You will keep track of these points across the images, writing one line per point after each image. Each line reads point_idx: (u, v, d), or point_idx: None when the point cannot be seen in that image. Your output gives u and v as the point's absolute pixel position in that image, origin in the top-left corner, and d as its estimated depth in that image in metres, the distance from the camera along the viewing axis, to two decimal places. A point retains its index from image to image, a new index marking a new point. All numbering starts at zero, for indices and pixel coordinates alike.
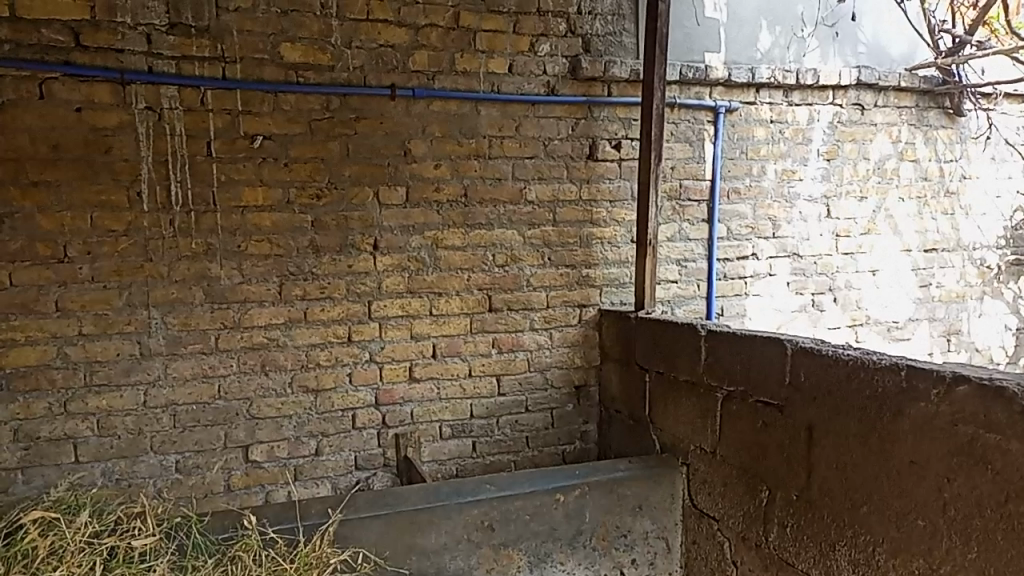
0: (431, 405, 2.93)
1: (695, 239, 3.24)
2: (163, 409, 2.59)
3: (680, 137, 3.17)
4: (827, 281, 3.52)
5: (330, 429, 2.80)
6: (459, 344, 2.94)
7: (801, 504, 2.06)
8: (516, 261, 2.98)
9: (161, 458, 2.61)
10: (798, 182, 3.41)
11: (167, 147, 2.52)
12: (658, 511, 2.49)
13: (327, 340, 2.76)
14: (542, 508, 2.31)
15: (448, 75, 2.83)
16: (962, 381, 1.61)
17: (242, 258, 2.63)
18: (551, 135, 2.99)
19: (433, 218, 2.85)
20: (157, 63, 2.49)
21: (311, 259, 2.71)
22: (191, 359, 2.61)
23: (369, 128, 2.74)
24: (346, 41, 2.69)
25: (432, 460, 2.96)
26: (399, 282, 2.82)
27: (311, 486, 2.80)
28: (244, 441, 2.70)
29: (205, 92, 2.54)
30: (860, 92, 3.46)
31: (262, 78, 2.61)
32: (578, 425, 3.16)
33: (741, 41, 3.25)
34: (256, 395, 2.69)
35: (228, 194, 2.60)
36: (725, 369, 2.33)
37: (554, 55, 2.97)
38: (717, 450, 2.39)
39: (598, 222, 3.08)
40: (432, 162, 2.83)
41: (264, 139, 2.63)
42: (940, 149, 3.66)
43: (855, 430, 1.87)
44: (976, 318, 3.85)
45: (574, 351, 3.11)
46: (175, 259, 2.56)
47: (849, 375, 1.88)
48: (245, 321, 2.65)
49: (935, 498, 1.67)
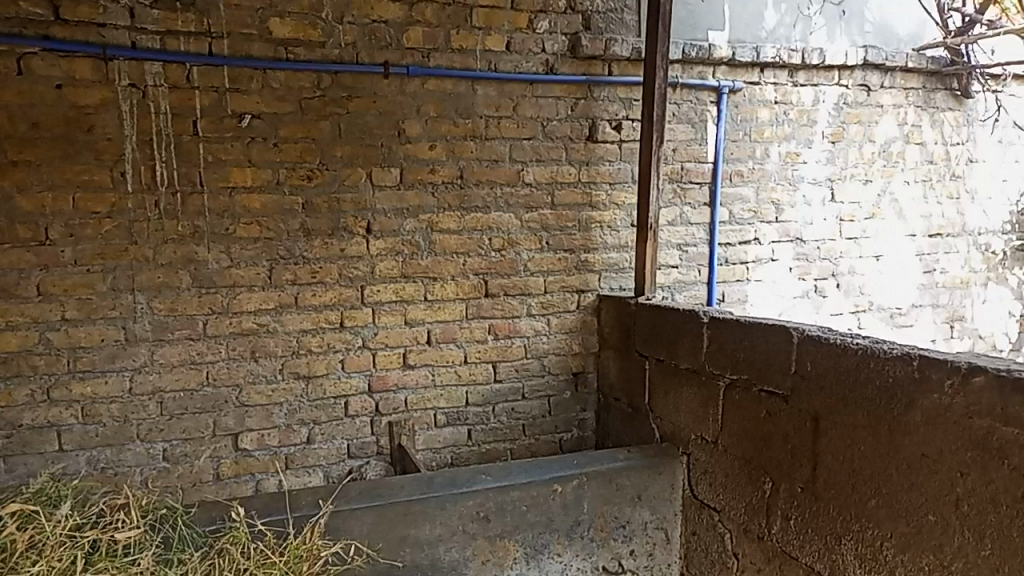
0: (425, 392, 2.86)
1: (696, 223, 3.16)
2: (150, 396, 2.52)
3: (682, 117, 3.08)
4: (830, 266, 3.45)
5: (322, 417, 2.74)
6: (454, 330, 2.87)
7: (806, 496, 2.00)
8: (513, 246, 2.90)
9: (148, 447, 2.54)
10: (802, 164, 3.33)
11: (152, 126, 2.43)
12: (658, 501, 2.44)
13: (318, 326, 2.68)
14: (538, 499, 2.25)
15: (443, 53, 2.74)
16: (978, 372, 1.54)
17: (230, 242, 2.55)
18: (549, 116, 2.90)
19: (428, 200, 2.77)
20: (140, 38, 2.39)
21: (302, 242, 2.63)
22: (178, 345, 2.53)
23: (362, 107, 2.65)
24: (338, 16, 2.59)
25: (427, 448, 2.90)
26: (393, 266, 2.75)
27: (302, 475, 2.74)
28: (233, 429, 2.63)
29: (191, 69, 2.45)
30: (867, 73, 3.38)
31: (251, 54, 2.51)
32: (576, 412, 3.10)
33: (746, 19, 3.15)
34: (245, 382, 2.62)
35: (216, 175, 2.51)
36: (728, 358, 2.26)
37: (552, 32, 2.87)
38: (718, 440, 2.33)
39: (597, 205, 3.01)
40: (426, 143, 2.75)
41: (252, 118, 2.53)
42: (947, 131, 3.58)
43: (863, 421, 1.81)
44: (981, 304, 3.79)
45: (572, 337, 3.04)
46: (161, 242, 2.48)
47: (858, 364, 1.82)
48: (234, 305, 2.58)
49: (947, 493, 1.62)
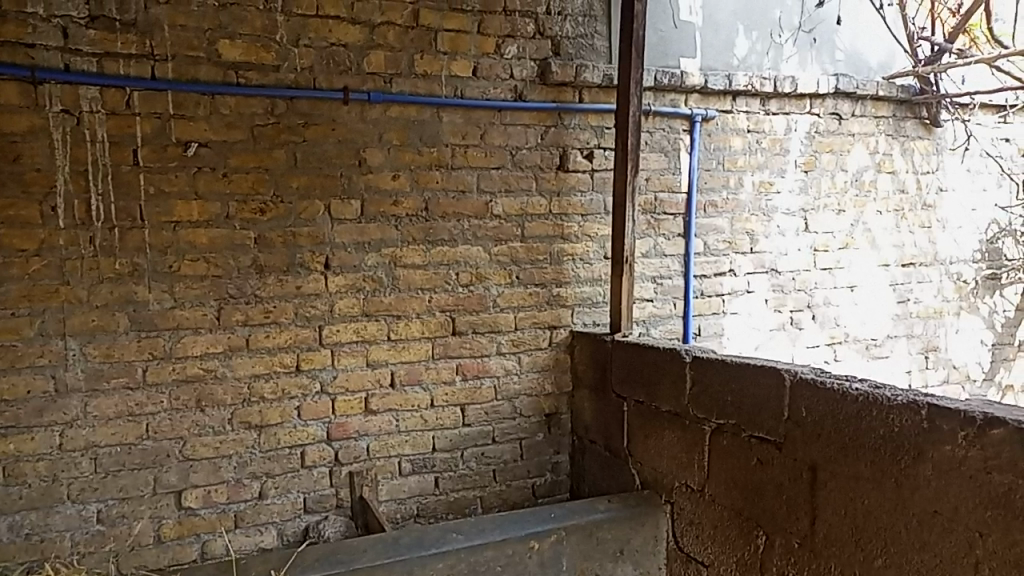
0: (389, 439, 2.66)
1: (671, 255, 3.05)
2: (82, 452, 2.28)
3: (654, 146, 2.98)
4: (805, 298, 3.37)
5: (276, 469, 2.51)
6: (419, 371, 2.68)
7: (804, 553, 1.84)
8: (481, 280, 2.74)
9: (80, 509, 2.29)
10: (775, 194, 3.25)
11: (87, 155, 2.22)
12: (641, 555, 2.28)
13: (271, 370, 2.48)
14: (514, 559, 2.07)
15: (406, 78, 2.59)
16: (997, 424, 1.40)
17: (174, 280, 2.34)
18: (518, 144, 2.77)
19: (391, 233, 2.59)
20: (75, 60, 2.19)
21: (254, 280, 2.43)
22: (115, 395, 2.30)
23: (319, 135, 2.48)
24: (293, 39, 2.43)
25: (391, 499, 2.68)
26: (353, 304, 2.56)
27: (254, 534, 2.50)
28: (177, 485, 2.39)
29: (131, 94, 2.25)
30: (838, 101, 3.33)
31: (197, 78, 2.33)
32: (549, 456, 2.92)
33: (717, 46, 3.08)
34: (190, 434, 2.39)
35: (158, 208, 2.31)
36: (714, 401, 2.12)
37: (521, 57, 2.75)
38: (705, 488, 2.18)
39: (569, 237, 2.87)
40: (389, 172, 2.58)
41: (199, 147, 2.34)
42: (917, 160, 3.55)
43: (867, 473, 1.67)
44: (953, 334, 3.75)
45: (544, 376, 2.88)
46: (96, 282, 2.25)
47: (859, 411, 1.68)
48: (178, 350, 2.36)
49: (965, 555, 1.46)
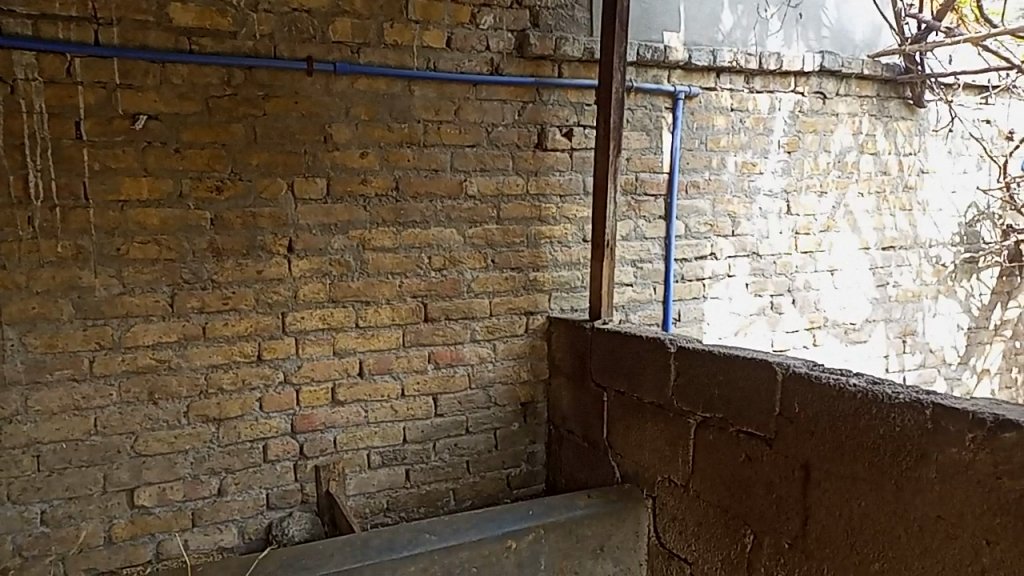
0: (358, 430, 2.53)
1: (651, 238, 2.94)
2: (24, 449, 2.11)
3: (636, 124, 2.86)
4: (786, 282, 3.29)
5: (236, 464, 2.37)
6: (390, 360, 2.55)
7: (795, 555, 1.77)
8: (455, 264, 2.60)
9: (22, 510, 2.12)
10: (758, 175, 3.16)
11: (23, 127, 2.03)
12: (621, 552, 2.19)
13: (231, 360, 2.32)
14: (490, 559, 1.97)
15: (375, 49, 2.42)
16: (1009, 427, 1.32)
17: (123, 264, 2.16)
18: (494, 121, 2.62)
19: (359, 214, 2.44)
20: (7, 22, 1.98)
21: (210, 264, 2.26)
22: (59, 389, 2.13)
23: (282, 109, 2.31)
24: (251, 3, 2.25)
25: (360, 493, 2.56)
26: (319, 289, 2.41)
27: (212, 533, 2.36)
28: (129, 483, 2.24)
29: (71, 60, 2.05)
30: (822, 79, 3.24)
31: (147, 45, 2.13)
32: (524, 446, 2.82)
33: (702, 20, 2.96)
34: (142, 429, 2.24)
35: (104, 186, 2.12)
36: (701, 394, 2.02)
37: (497, 28, 2.60)
38: (689, 484, 2.09)
39: (547, 219, 2.74)
40: (357, 149, 2.42)
41: (149, 119, 2.16)
42: (899, 141, 3.49)
43: (864, 475, 1.59)
44: (931, 318, 3.73)
45: (520, 364, 2.77)
46: (35, 266, 2.07)
47: (856, 410, 1.59)
48: (128, 339, 2.19)
49: (970, 563, 1.39)
